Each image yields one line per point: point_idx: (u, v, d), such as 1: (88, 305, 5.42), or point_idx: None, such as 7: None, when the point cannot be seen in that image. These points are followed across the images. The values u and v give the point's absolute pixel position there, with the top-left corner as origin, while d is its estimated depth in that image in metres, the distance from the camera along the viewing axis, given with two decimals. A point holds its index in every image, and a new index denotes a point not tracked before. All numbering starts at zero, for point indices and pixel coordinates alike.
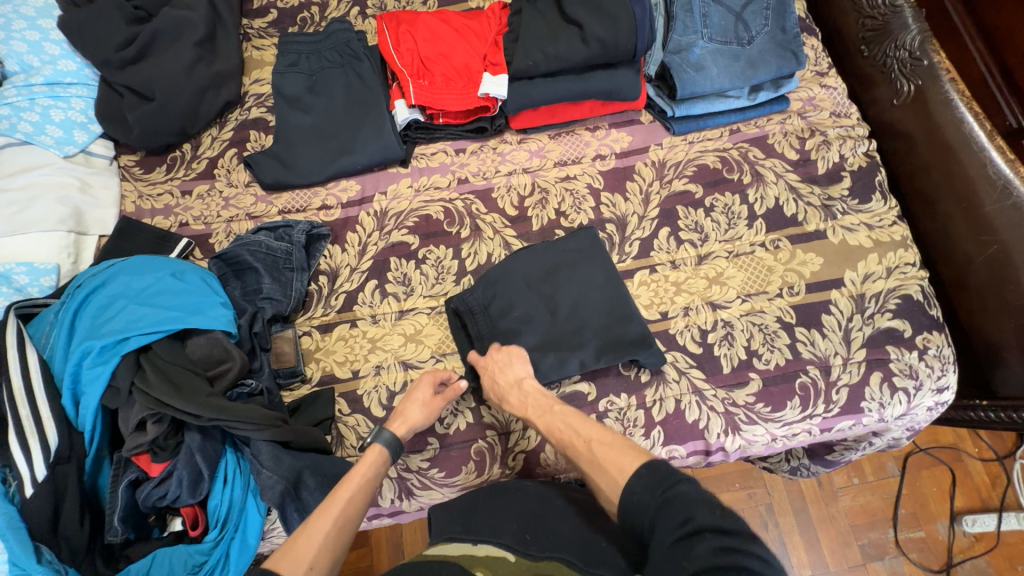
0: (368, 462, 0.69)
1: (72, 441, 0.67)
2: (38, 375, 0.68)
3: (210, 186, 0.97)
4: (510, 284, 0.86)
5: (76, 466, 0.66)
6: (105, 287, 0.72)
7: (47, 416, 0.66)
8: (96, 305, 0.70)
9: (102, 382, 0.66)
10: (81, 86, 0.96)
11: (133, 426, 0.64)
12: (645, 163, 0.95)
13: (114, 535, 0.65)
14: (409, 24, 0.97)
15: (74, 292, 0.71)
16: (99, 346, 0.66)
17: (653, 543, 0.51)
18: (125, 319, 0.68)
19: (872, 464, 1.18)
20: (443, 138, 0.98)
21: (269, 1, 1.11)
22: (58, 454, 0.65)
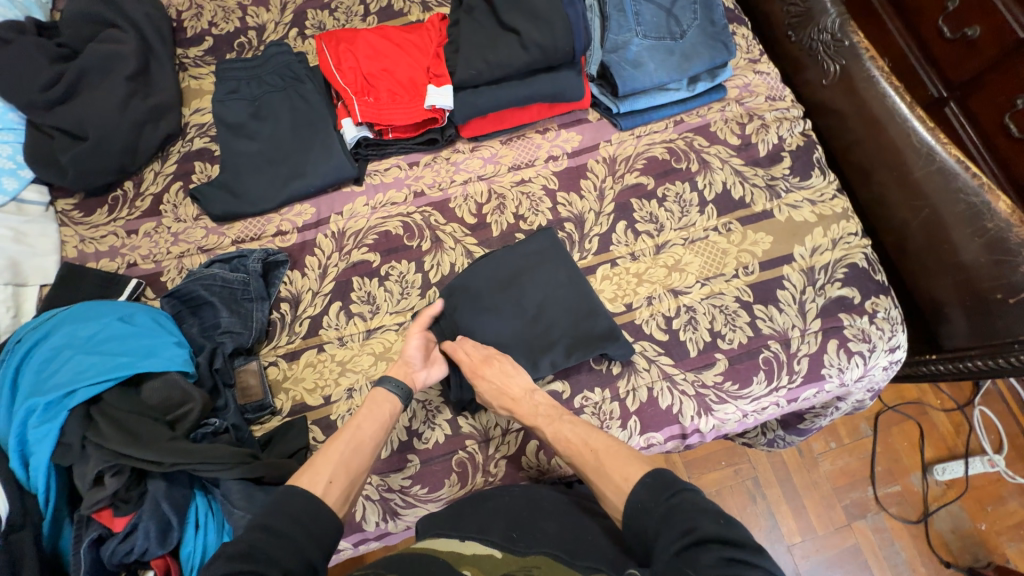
0: (374, 400, 0.73)
1: (25, 505, 0.63)
2: None
3: (157, 223, 0.94)
4: (474, 294, 0.86)
5: (30, 531, 0.63)
6: (46, 340, 0.68)
7: None
8: (38, 360, 0.66)
9: (52, 440, 0.63)
10: (5, 131, 0.91)
11: (89, 483, 0.61)
12: (597, 160, 0.98)
13: None
14: (348, 43, 0.96)
15: (14, 348, 0.68)
16: (45, 401, 0.63)
17: (658, 549, 0.53)
18: (72, 370, 0.65)
19: (846, 427, 1.23)
20: (395, 153, 0.98)
21: (203, 29, 1.08)
22: (10, 521, 0.61)
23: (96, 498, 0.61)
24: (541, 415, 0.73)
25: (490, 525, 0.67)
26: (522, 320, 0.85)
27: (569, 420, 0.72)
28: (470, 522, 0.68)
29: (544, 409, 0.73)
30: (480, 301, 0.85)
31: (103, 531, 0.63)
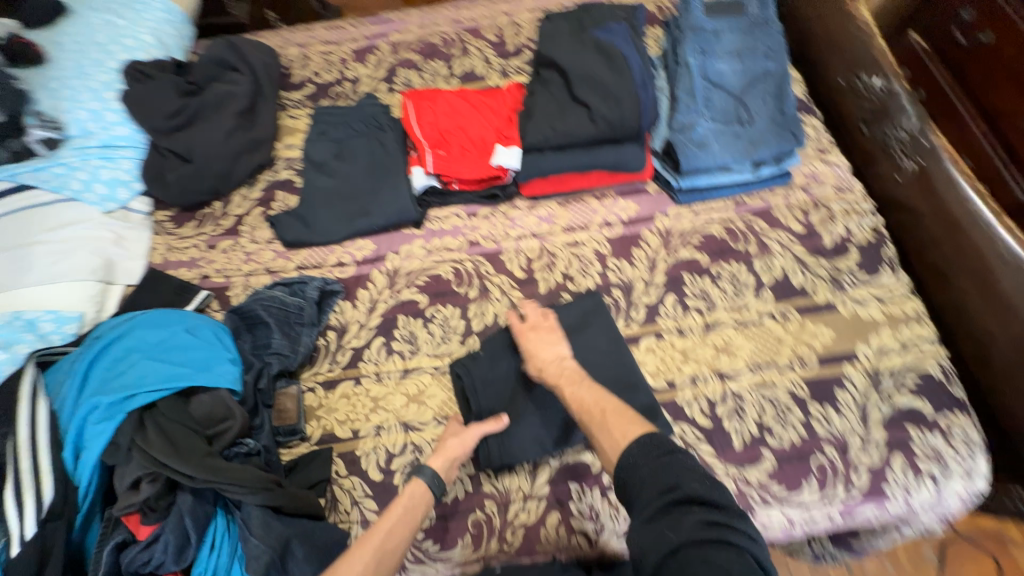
0: (408, 503, 0.70)
1: (67, 494, 0.67)
2: (45, 426, 0.69)
3: (234, 241, 1.03)
4: (509, 356, 0.86)
5: (63, 522, 0.65)
6: (121, 341, 0.74)
7: (46, 469, 0.66)
8: (111, 359, 0.72)
9: (104, 439, 0.66)
10: (130, 149, 1.05)
11: (128, 485, 0.64)
12: (651, 231, 0.98)
13: None
14: (431, 101, 1.05)
15: (93, 344, 0.74)
16: (107, 401, 0.68)
17: (638, 503, 0.57)
18: (136, 374, 0.70)
19: (909, 552, 1.07)
20: (457, 203, 1.03)
21: (307, 77, 1.23)
22: (50, 509, 0.64)
23: (130, 501, 0.63)
24: (564, 376, 0.77)
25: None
26: (554, 385, 0.83)
27: (588, 383, 0.76)
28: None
29: (566, 370, 0.78)
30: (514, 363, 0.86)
31: (127, 535, 0.65)
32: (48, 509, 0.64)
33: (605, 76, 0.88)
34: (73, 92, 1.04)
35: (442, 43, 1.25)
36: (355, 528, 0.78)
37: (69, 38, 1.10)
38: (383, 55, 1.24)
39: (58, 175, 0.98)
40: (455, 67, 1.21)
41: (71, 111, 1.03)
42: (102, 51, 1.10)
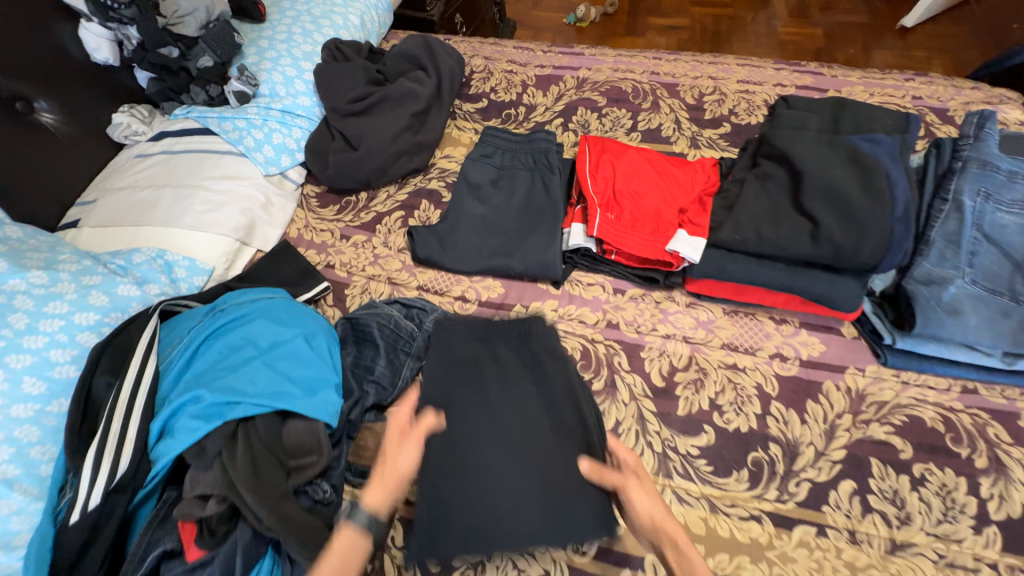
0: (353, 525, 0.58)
1: (137, 469, 0.63)
2: (145, 393, 0.66)
3: (367, 238, 0.98)
4: (488, 408, 0.71)
5: (125, 499, 0.61)
6: (241, 327, 0.70)
7: (130, 438, 0.63)
8: (227, 346, 0.68)
9: (193, 439, 0.61)
10: (305, 119, 1.06)
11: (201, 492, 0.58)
12: (837, 385, 0.78)
13: None
14: (612, 155, 0.94)
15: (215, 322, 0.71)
16: (212, 394, 0.63)
17: None
18: (247, 374, 0.65)
19: None
20: (606, 273, 0.90)
21: (484, 91, 1.18)
22: (119, 482, 0.60)
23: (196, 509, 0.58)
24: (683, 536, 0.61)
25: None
26: (519, 469, 0.66)
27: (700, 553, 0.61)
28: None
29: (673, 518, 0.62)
30: (469, 409, 0.71)
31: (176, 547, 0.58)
32: (116, 482, 0.60)
33: (855, 196, 0.71)
34: (276, 55, 1.07)
35: (633, 91, 1.14)
36: None
37: (291, 6, 1.15)
38: (566, 88, 1.16)
39: (239, 129, 1.01)
40: (640, 121, 1.09)
41: (270, 72, 1.06)
42: (313, 23, 1.13)
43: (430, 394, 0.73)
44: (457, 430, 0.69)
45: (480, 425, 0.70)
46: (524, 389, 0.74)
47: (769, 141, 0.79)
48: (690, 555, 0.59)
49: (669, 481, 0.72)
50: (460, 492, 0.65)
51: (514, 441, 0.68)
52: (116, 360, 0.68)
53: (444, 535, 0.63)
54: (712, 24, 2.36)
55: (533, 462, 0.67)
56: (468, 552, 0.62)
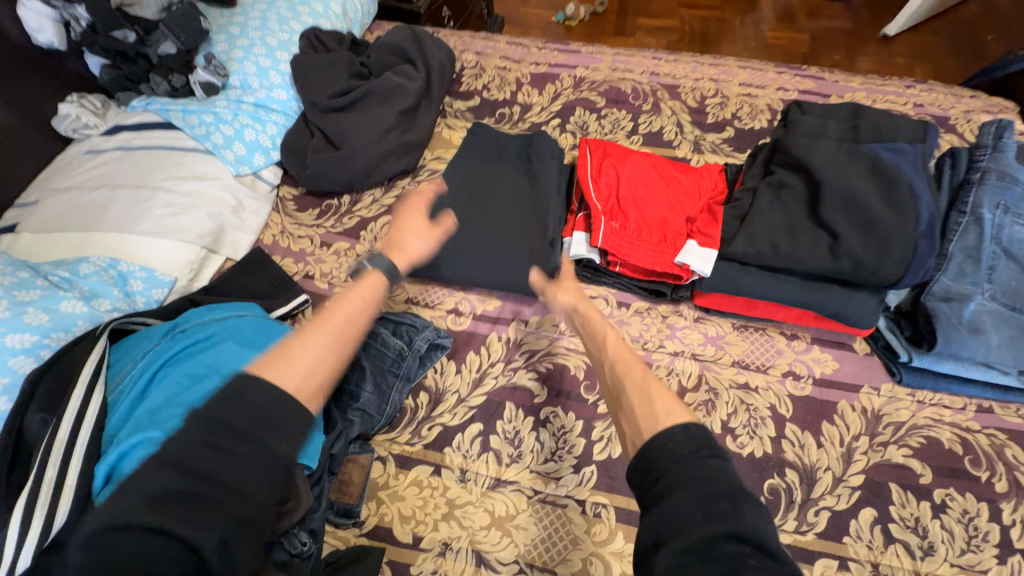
0: (369, 282, 0.64)
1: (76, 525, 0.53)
2: (88, 429, 0.56)
3: (350, 246, 0.90)
4: (496, 173, 0.91)
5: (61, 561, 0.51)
6: (208, 351, 0.63)
7: (70, 485, 0.53)
8: (190, 373, 0.61)
9: None
10: (281, 114, 0.97)
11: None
12: (852, 405, 0.74)
13: None
14: (616, 159, 0.88)
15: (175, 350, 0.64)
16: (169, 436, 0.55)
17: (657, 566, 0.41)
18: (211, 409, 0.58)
19: None
20: (609, 285, 0.85)
21: (476, 88, 1.11)
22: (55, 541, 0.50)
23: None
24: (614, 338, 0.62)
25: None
26: (491, 212, 0.86)
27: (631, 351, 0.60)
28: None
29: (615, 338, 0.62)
30: (474, 180, 0.90)
31: None
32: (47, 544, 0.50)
33: (878, 208, 0.67)
34: (248, 43, 0.98)
35: (633, 92, 1.08)
36: None
37: None
38: (563, 87, 1.10)
39: (206, 123, 0.92)
40: (641, 123, 1.03)
41: (241, 62, 0.96)
42: (290, 10, 1.04)
43: (444, 200, 0.86)
44: (430, 254, 0.83)
45: (451, 228, 0.84)
46: (516, 171, 0.91)
47: (786, 147, 0.75)
48: (651, 382, 0.53)
49: None
50: (427, 270, 0.83)
51: (480, 250, 0.83)
52: (53, 394, 0.58)
53: (412, 267, 0.83)
54: (701, 25, 2.34)
55: (477, 247, 0.83)
56: (414, 270, 0.83)
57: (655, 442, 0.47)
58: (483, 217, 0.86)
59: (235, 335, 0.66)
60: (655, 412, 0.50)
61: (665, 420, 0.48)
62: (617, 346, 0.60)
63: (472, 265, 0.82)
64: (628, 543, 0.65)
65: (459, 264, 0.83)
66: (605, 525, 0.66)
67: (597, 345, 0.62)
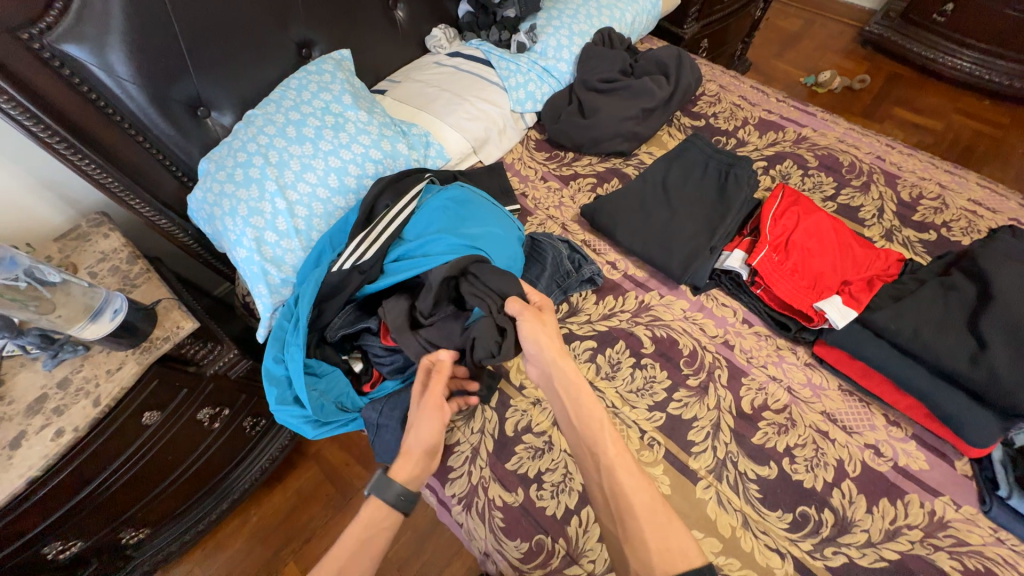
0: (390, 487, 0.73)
1: (375, 265, 0.93)
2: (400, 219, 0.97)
3: (559, 187, 1.19)
4: (692, 177, 1.10)
5: (363, 277, 0.91)
6: (486, 217, 1.00)
7: (380, 240, 0.94)
8: (474, 222, 0.98)
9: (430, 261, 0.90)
10: (556, 81, 1.30)
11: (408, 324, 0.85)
12: (922, 503, 0.78)
13: (332, 335, 0.91)
14: (802, 210, 1.00)
15: (453, 201, 1.02)
16: (451, 244, 0.92)
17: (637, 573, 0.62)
18: (475, 240, 0.94)
19: None
20: (742, 302, 0.99)
21: (706, 113, 1.30)
22: (362, 264, 0.91)
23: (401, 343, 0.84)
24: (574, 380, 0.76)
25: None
26: (681, 203, 1.06)
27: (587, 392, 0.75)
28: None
29: (570, 379, 0.76)
30: (674, 175, 1.10)
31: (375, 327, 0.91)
32: (361, 263, 0.91)
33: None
34: (559, 24, 1.31)
35: (848, 166, 1.16)
36: (466, 446, 0.88)
37: None
38: (783, 139, 1.23)
39: (509, 70, 1.28)
40: (842, 194, 1.12)
41: (549, 36, 1.30)
42: (597, 10, 1.35)
43: (643, 184, 1.10)
44: (618, 212, 1.07)
45: (640, 201, 1.08)
46: (711, 180, 1.08)
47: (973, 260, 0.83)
48: (639, 489, 0.67)
49: (718, 483, 0.82)
50: (611, 220, 1.06)
51: (652, 234, 1.03)
52: (393, 194, 1.02)
53: (603, 214, 1.07)
54: (968, 139, 2.12)
55: (656, 223, 1.04)
56: (604, 218, 1.07)
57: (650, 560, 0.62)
58: (671, 203, 1.06)
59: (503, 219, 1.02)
60: (657, 532, 0.64)
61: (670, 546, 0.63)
62: (613, 441, 0.71)
63: (648, 232, 1.03)
64: (663, 474, 0.83)
65: (637, 228, 1.04)
66: (653, 453, 0.85)
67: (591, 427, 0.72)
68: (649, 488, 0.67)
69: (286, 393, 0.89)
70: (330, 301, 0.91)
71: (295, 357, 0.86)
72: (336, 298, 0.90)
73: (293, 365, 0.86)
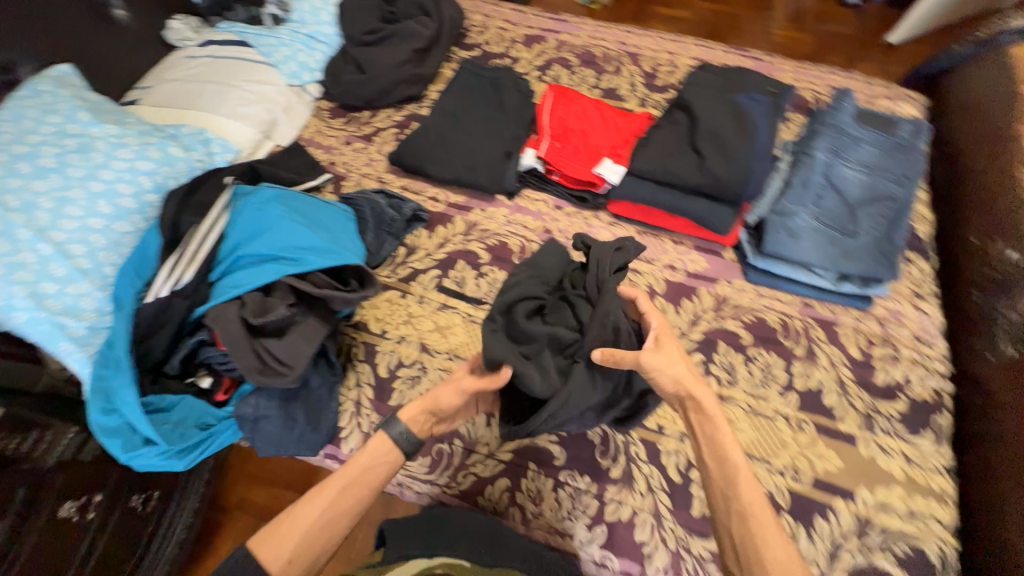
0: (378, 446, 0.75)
1: (200, 283, 0.83)
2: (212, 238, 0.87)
3: (365, 146, 1.21)
4: (477, 95, 1.18)
5: (189, 301, 0.81)
6: (306, 207, 0.90)
7: (198, 258, 0.84)
8: (293, 214, 0.86)
9: (263, 280, 0.79)
10: (326, 45, 1.28)
11: (242, 333, 0.75)
12: (709, 292, 1.01)
13: (171, 368, 0.81)
14: (567, 100, 1.16)
15: (268, 199, 0.88)
16: (277, 254, 0.81)
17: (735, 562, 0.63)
18: (302, 239, 0.83)
19: None
20: (549, 192, 1.13)
21: (479, 43, 1.39)
22: (182, 287, 0.81)
23: (240, 358, 0.74)
24: (697, 389, 0.71)
25: (460, 544, 0.76)
26: (473, 121, 1.14)
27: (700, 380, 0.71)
28: (442, 542, 0.76)
29: (698, 393, 0.70)
30: (461, 99, 1.17)
31: (208, 337, 0.81)
32: (179, 287, 0.81)
33: (733, 142, 0.93)
34: None
35: (602, 56, 1.35)
36: (348, 404, 0.90)
37: None
38: (547, 48, 1.37)
39: (271, 45, 1.24)
40: (602, 80, 1.30)
41: (301, 3, 1.29)
42: None
43: (434, 114, 1.15)
44: (423, 150, 1.12)
45: (437, 132, 1.13)
46: (492, 93, 1.17)
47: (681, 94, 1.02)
48: (749, 495, 0.65)
49: None
50: (419, 159, 1.11)
51: (456, 158, 1.11)
52: (198, 208, 0.89)
53: (408, 156, 1.12)
54: (712, 20, 2.53)
55: (457, 146, 1.11)
56: (411, 159, 1.12)
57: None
58: (465, 125, 1.13)
59: (326, 204, 0.93)
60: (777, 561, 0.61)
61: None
62: (752, 499, 0.65)
63: (454, 158, 1.11)
64: None
65: (443, 157, 1.11)
66: None
67: (723, 475, 0.67)
68: (786, 546, 0.63)
69: (133, 438, 0.76)
70: (157, 333, 0.79)
71: (127, 396, 0.74)
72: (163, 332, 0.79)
73: (126, 405, 0.74)
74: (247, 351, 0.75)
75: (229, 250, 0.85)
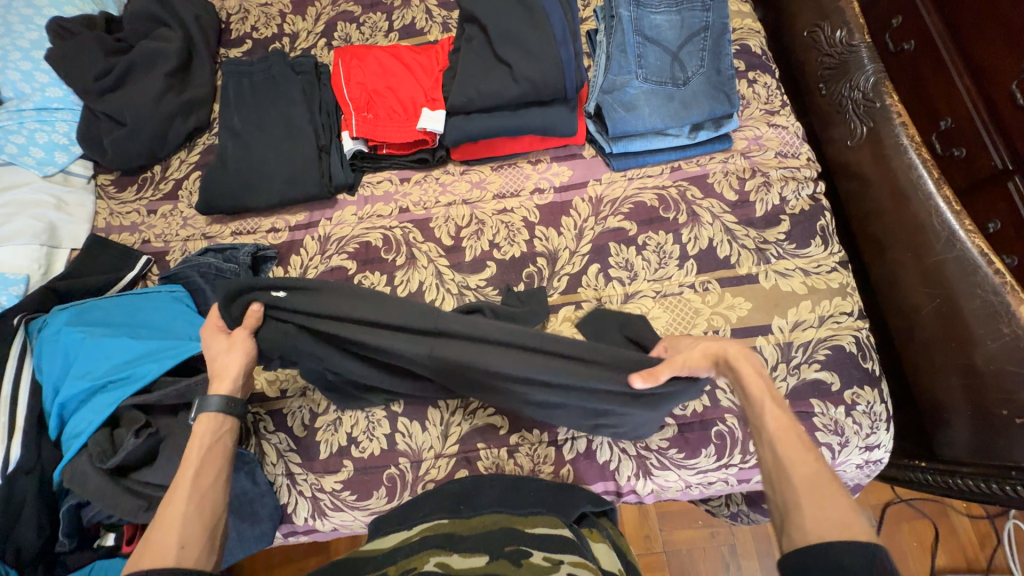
0: (199, 432, 0.65)
1: (37, 451, 0.73)
2: (26, 394, 0.75)
3: (173, 207, 1.04)
4: (262, 96, 1.01)
5: (33, 476, 0.71)
6: (114, 315, 0.80)
7: (19, 425, 0.72)
8: (103, 330, 0.77)
9: (102, 415, 0.71)
10: (66, 111, 1.05)
11: (105, 481, 0.69)
12: (583, 199, 0.95)
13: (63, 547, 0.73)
14: (360, 59, 1.01)
15: (61, 325, 0.77)
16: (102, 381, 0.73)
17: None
18: (123, 354, 0.75)
19: None
20: (389, 168, 1.02)
21: (245, 33, 1.18)
22: (18, 466, 0.71)
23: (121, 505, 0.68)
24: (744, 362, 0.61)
25: (435, 509, 0.73)
26: (270, 128, 0.99)
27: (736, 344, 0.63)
28: (420, 516, 0.73)
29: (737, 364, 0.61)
30: (248, 108, 1.00)
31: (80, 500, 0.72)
32: (13, 467, 0.70)
33: (529, 37, 0.87)
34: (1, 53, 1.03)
35: None
36: (280, 479, 0.85)
37: None
38: (322, 6, 1.17)
39: None
40: (395, 20, 1.13)
41: (3, 72, 1.03)
42: (29, 6, 1.07)
43: (226, 138, 0.98)
44: (232, 183, 0.96)
45: (236, 157, 0.97)
46: (279, 87, 1.01)
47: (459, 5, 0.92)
48: (803, 469, 0.52)
49: None
50: (231, 196, 0.96)
51: (271, 178, 0.96)
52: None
53: (216, 197, 0.96)
54: None
55: (267, 160, 0.96)
56: (222, 199, 0.96)
57: (820, 545, 0.46)
58: (263, 136, 0.98)
59: (137, 300, 0.83)
60: (819, 513, 0.49)
61: (846, 537, 0.46)
62: (787, 443, 0.54)
63: (269, 178, 0.96)
64: None
65: (256, 181, 0.96)
66: None
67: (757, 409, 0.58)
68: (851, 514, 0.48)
69: None
70: (17, 526, 0.70)
71: None
72: (24, 520, 0.70)
73: None
74: (122, 495, 0.69)
75: (49, 399, 0.75)
